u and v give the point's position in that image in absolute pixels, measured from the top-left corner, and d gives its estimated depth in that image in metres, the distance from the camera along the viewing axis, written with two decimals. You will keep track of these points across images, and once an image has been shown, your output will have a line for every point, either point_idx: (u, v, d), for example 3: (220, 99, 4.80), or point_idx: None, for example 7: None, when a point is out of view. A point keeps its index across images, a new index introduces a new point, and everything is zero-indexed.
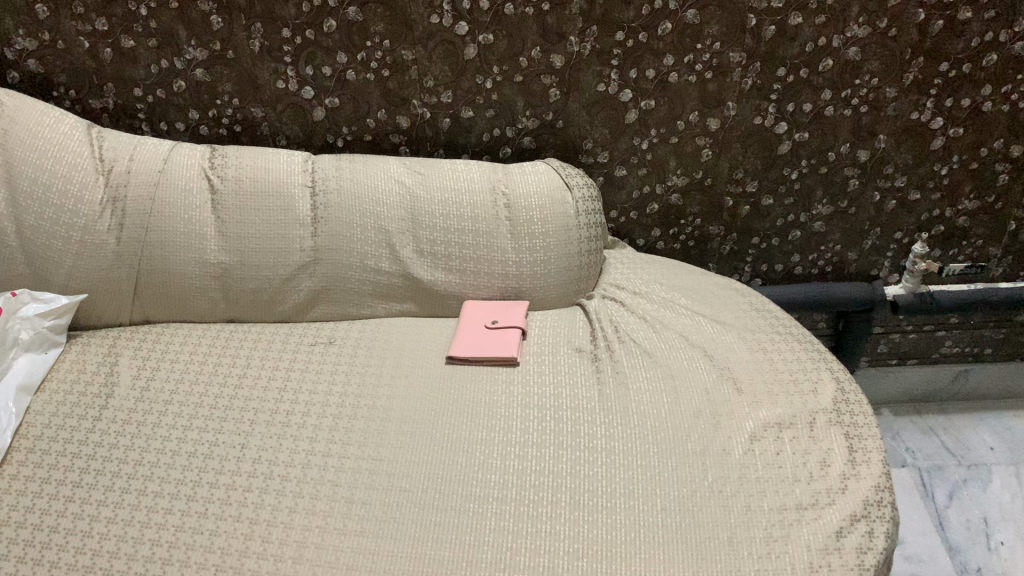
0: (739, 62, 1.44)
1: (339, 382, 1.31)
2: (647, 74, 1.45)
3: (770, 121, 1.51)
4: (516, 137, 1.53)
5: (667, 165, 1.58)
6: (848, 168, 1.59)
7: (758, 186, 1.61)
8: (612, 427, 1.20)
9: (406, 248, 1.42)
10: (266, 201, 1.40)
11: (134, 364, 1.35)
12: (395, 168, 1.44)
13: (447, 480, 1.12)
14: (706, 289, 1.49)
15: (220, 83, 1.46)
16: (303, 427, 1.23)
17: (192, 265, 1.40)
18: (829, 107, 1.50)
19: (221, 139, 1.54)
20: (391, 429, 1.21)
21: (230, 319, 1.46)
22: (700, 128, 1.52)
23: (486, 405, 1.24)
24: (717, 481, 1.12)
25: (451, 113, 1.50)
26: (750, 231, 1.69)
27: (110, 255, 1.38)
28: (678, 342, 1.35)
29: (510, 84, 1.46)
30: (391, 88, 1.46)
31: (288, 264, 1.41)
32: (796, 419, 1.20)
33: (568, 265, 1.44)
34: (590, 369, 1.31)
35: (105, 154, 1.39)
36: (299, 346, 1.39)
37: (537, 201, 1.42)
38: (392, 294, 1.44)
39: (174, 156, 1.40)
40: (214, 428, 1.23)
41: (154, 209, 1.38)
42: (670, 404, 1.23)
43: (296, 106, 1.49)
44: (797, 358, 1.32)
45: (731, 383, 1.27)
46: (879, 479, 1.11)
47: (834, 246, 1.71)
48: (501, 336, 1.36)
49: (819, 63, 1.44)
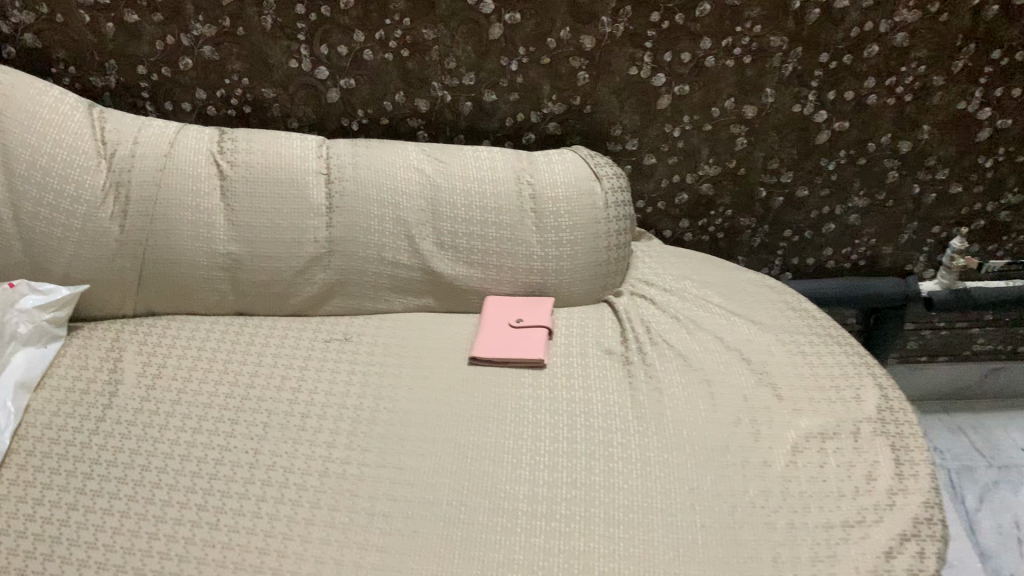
0: (780, 47, 1.36)
1: (356, 383, 1.23)
2: (683, 57, 1.37)
3: (810, 109, 1.44)
4: (541, 122, 1.45)
5: (698, 154, 1.50)
6: (889, 159, 1.51)
7: (793, 177, 1.53)
8: (645, 436, 1.13)
9: (426, 239, 1.34)
10: (278, 188, 1.32)
11: (138, 360, 1.27)
12: (415, 155, 1.35)
13: (474, 492, 1.06)
14: (739, 285, 1.42)
15: (229, 61, 1.37)
16: (319, 432, 1.16)
17: (200, 256, 1.32)
18: (871, 95, 1.42)
19: (230, 120, 1.45)
20: (412, 435, 1.14)
21: (238, 313, 1.39)
22: (735, 115, 1.44)
23: (513, 411, 1.17)
24: (758, 496, 1.06)
25: (474, 97, 1.42)
26: (783, 224, 1.61)
27: (114, 244, 1.30)
28: (713, 344, 1.27)
29: (536, 66, 1.38)
30: (410, 69, 1.38)
31: (301, 255, 1.33)
32: (840, 430, 1.15)
33: (596, 261, 1.36)
34: (621, 373, 1.24)
35: (107, 136, 1.30)
36: (313, 342, 1.32)
37: (564, 192, 1.34)
38: (410, 288, 1.36)
39: (181, 139, 1.32)
40: (225, 431, 1.16)
41: (160, 196, 1.30)
42: (707, 413, 1.17)
43: (309, 88, 1.41)
44: (838, 363, 1.26)
45: (770, 389, 1.21)
46: (928, 494, 1.06)
47: (869, 240, 1.63)
48: (527, 336, 1.28)
49: (865, 49, 1.36)
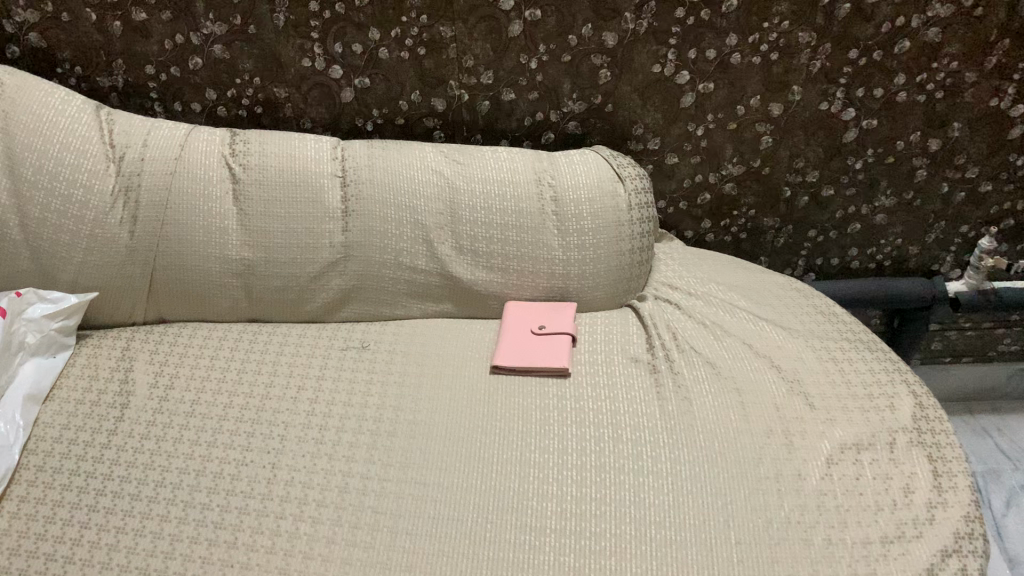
0: (808, 43, 1.32)
1: (375, 394, 1.19)
2: (708, 54, 1.33)
3: (838, 107, 1.40)
4: (561, 121, 1.41)
5: (722, 153, 1.46)
6: (917, 157, 1.47)
7: (819, 176, 1.49)
8: (675, 448, 1.10)
9: (445, 244, 1.30)
10: (292, 192, 1.28)
11: (150, 370, 1.24)
12: (433, 156, 1.31)
13: (500, 508, 1.02)
14: (766, 288, 1.38)
15: (240, 60, 1.33)
16: (339, 445, 1.12)
17: (212, 262, 1.28)
18: (901, 92, 1.38)
19: (242, 121, 1.41)
20: (435, 448, 1.11)
21: (252, 319, 1.35)
22: (761, 113, 1.40)
23: (537, 423, 1.14)
24: (794, 511, 1.03)
25: (492, 96, 1.38)
26: (807, 224, 1.57)
27: (123, 250, 1.26)
28: (741, 351, 1.24)
29: (557, 64, 1.33)
30: (427, 67, 1.34)
31: (317, 261, 1.29)
32: (875, 440, 1.11)
33: (619, 264, 1.32)
34: (648, 382, 1.20)
35: (116, 139, 1.27)
36: (329, 350, 1.28)
37: (587, 194, 1.30)
38: (429, 293, 1.33)
39: (191, 142, 1.28)
40: (241, 444, 1.13)
41: (170, 201, 1.26)
42: (739, 424, 1.13)
43: (323, 87, 1.36)
44: (871, 370, 1.22)
45: (802, 398, 1.17)
46: (968, 508, 1.02)
47: (895, 239, 1.59)
48: (550, 344, 1.24)
49: (895, 45, 1.32)
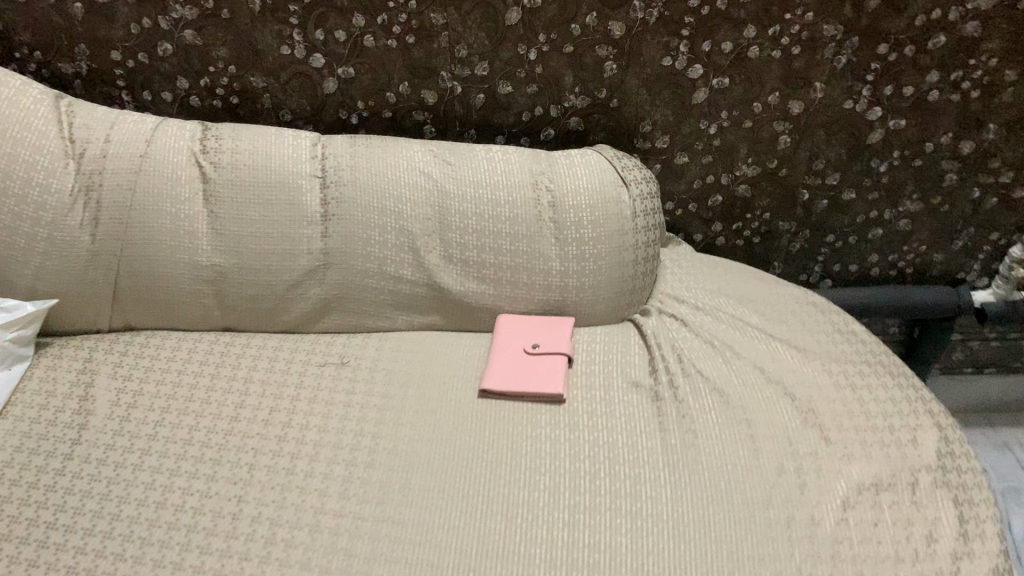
0: (833, 37, 1.20)
1: (354, 418, 1.10)
2: (723, 47, 1.21)
3: (863, 106, 1.28)
4: (562, 117, 1.30)
5: (736, 153, 1.35)
6: (947, 161, 1.35)
7: (840, 179, 1.39)
8: (677, 488, 1.00)
9: (433, 253, 1.20)
10: (267, 194, 1.18)
11: (113, 387, 1.15)
12: (421, 156, 1.21)
13: (483, 554, 0.93)
14: (779, 302, 1.28)
15: (213, 46, 1.22)
16: (312, 476, 1.03)
17: (181, 268, 1.19)
18: (934, 91, 1.26)
19: (216, 112, 1.31)
20: (415, 483, 1.01)
21: (226, 328, 1.26)
22: (779, 111, 1.29)
23: (528, 456, 1.04)
24: (807, 562, 0.92)
25: (487, 89, 1.27)
26: (825, 229, 1.46)
27: (84, 255, 1.17)
28: (752, 376, 1.14)
29: (558, 55, 1.22)
30: (417, 58, 1.23)
31: (294, 269, 1.19)
32: (895, 480, 1.01)
33: (621, 276, 1.22)
34: (650, 411, 1.10)
35: (76, 133, 1.16)
36: (306, 366, 1.19)
37: (587, 200, 1.20)
38: (415, 305, 1.23)
39: (159, 137, 1.18)
40: (206, 474, 1.04)
41: (135, 202, 1.16)
42: (747, 459, 1.04)
43: (303, 77, 1.26)
44: (892, 399, 1.12)
45: (817, 430, 1.07)
46: (997, 560, 0.92)
47: (919, 246, 1.49)
48: (544, 366, 1.15)
49: (929, 39, 1.20)
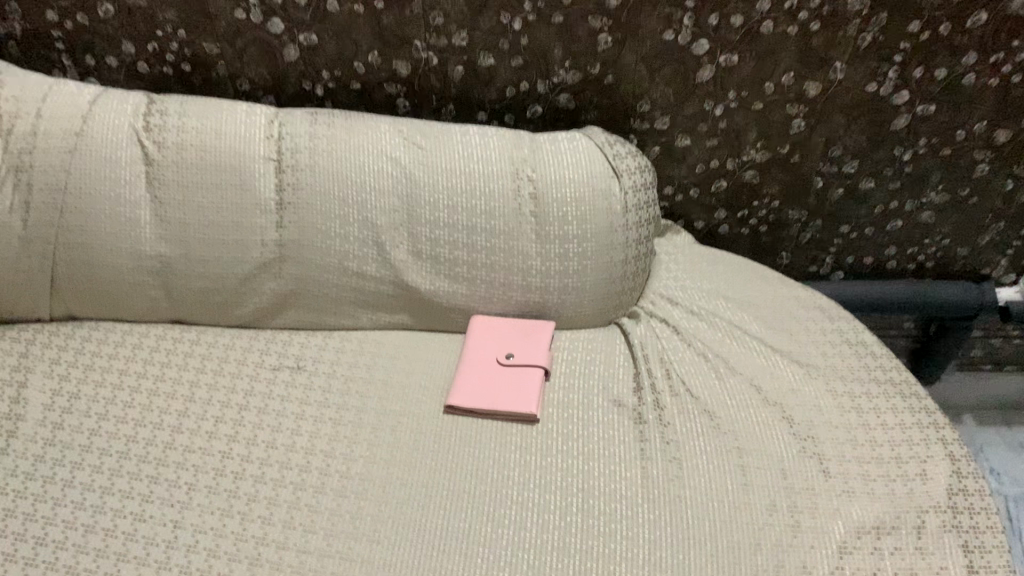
0: (857, 12, 1.06)
1: (307, 434, 1.01)
2: (732, 20, 1.07)
3: (888, 89, 1.14)
4: (550, 93, 1.17)
5: (744, 136, 1.21)
6: (979, 150, 1.22)
7: (858, 168, 1.25)
8: (658, 528, 0.90)
9: (400, 247, 1.09)
10: (217, 178, 1.07)
11: (48, 387, 1.04)
12: (389, 137, 1.09)
13: None
14: (783, 307, 1.16)
15: (159, 8, 1.09)
16: (255, 500, 0.93)
17: (122, 258, 1.08)
18: (970, 74, 1.12)
19: (167, 80, 1.18)
20: (368, 513, 0.92)
21: (176, 321, 1.15)
22: (794, 92, 1.15)
23: (494, 485, 0.94)
24: None
25: (466, 60, 1.13)
26: (840, 219, 1.33)
27: (16, 241, 1.06)
28: (747, 397, 1.03)
29: (546, 25, 1.09)
30: (387, 25, 1.10)
31: (246, 261, 1.08)
32: (900, 523, 0.90)
33: (608, 277, 1.11)
34: (632, 436, 1.00)
35: (3, 106, 1.04)
36: (259, 369, 1.09)
37: (573, 193, 1.08)
38: (380, 303, 1.12)
39: (97, 111, 1.06)
40: (139, 493, 0.94)
41: (70, 184, 1.05)
42: (739, 496, 0.93)
43: (261, 44, 1.13)
44: (902, 424, 1.01)
45: (818, 462, 0.96)
46: None
47: (942, 240, 1.36)
48: (517, 381, 1.05)
49: (968, 17, 1.06)
